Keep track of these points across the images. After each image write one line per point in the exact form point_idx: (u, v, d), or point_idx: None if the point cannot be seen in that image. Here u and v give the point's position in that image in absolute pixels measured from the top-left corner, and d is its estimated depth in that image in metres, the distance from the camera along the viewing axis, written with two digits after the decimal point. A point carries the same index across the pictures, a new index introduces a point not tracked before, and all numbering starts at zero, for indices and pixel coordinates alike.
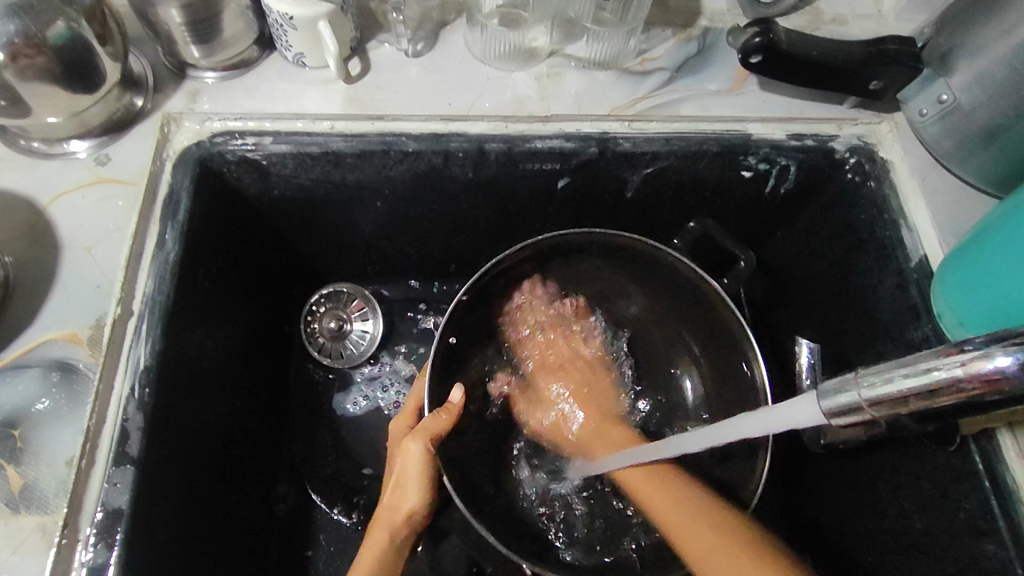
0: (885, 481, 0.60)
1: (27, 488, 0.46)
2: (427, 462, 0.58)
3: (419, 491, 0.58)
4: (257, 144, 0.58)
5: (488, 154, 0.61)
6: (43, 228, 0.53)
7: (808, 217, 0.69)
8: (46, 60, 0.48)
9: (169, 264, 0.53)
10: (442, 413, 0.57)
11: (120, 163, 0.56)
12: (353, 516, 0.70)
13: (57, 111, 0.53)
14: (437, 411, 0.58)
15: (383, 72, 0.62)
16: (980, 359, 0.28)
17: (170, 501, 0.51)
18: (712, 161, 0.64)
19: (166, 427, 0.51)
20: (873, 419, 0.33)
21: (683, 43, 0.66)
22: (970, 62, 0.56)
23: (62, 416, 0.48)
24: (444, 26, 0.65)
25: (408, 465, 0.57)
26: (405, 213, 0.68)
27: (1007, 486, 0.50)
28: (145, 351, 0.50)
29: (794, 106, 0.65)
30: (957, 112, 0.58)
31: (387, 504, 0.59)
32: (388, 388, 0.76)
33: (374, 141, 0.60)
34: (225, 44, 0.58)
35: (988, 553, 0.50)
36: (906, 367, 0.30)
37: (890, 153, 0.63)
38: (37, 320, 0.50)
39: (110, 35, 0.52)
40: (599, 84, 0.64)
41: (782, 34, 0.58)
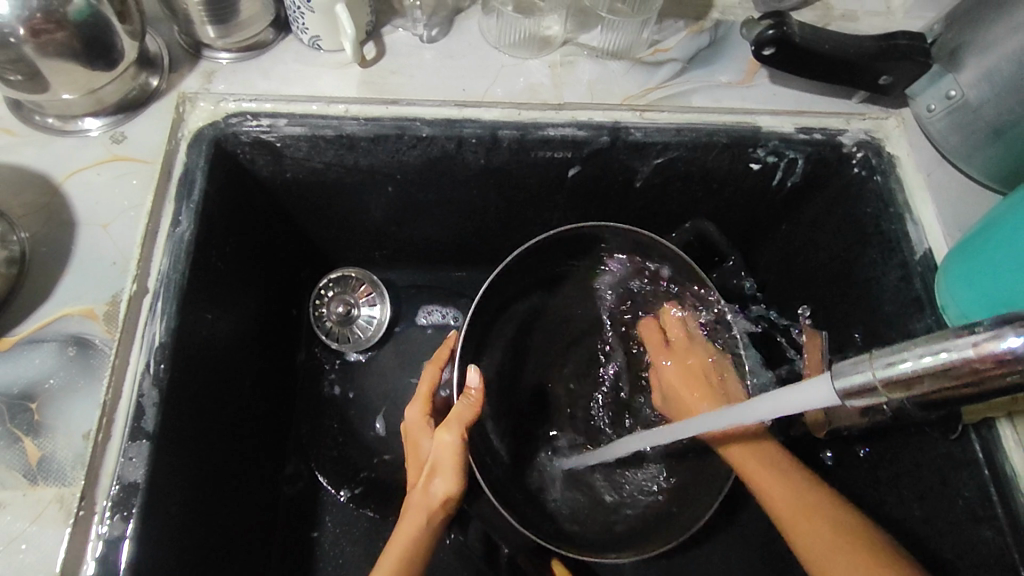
0: (884, 469, 0.61)
1: (44, 459, 0.45)
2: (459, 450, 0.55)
3: (456, 474, 0.54)
4: (272, 125, 0.58)
5: (501, 141, 0.62)
6: (59, 206, 0.54)
7: (813, 211, 0.70)
8: (65, 35, 0.48)
9: (184, 243, 0.53)
10: (466, 399, 0.56)
11: (135, 142, 0.57)
12: (359, 499, 0.71)
13: (73, 88, 0.53)
14: (463, 397, 0.57)
15: (397, 57, 0.62)
16: (991, 340, 0.29)
17: (184, 477, 0.51)
18: (721, 153, 0.65)
19: (180, 404, 0.51)
20: (892, 399, 0.34)
21: (696, 35, 0.66)
22: (979, 59, 0.56)
23: (76, 390, 0.48)
24: (459, 12, 0.65)
25: (442, 450, 0.55)
26: (416, 199, 0.68)
27: (1007, 474, 0.51)
28: (160, 328, 0.50)
29: (803, 100, 0.66)
30: (965, 108, 0.59)
31: (420, 491, 0.55)
32: (394, 373, 0.76)
33: (388, 125, 0.60)
34: (242, 25, 0.58)
35: (986, 539, 0.52)
36: (922, 348, 0.31)
37: (896, 148, 0.64)
38: (53, 294, 0.50)
39: (129, 13, 0.52)
40: (612, 73, 0.65)
41: (795, 28, 0.59)
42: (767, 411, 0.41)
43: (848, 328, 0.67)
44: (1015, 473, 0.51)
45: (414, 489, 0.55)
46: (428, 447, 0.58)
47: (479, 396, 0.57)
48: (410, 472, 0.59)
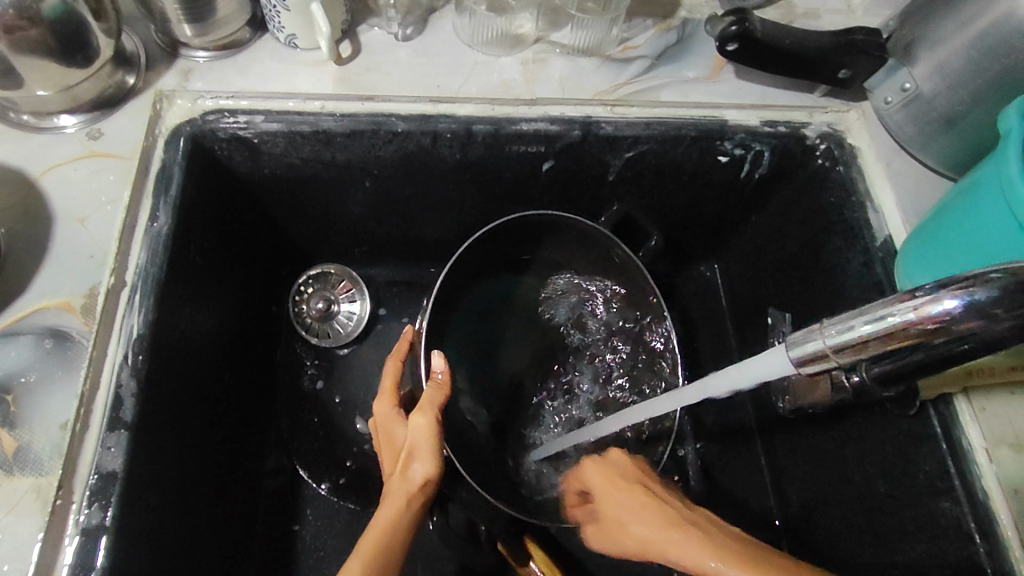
0: (851, 448, 0.63)
1: (21, 450, 0.46)
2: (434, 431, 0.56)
3: (433, 455, 0.55)
4: (249, 122, 0.59)
5: (475, 136, 0.63)
6: (35, 201, 0.54)
7: (780, 202, 0.73)
8: (39, 32, 0.49)
9: (162, 237, 0.54)
10: (433, 382, 0.57)
11: (112, 139, 0.57)
12: (341, 491, 0.72)
13: (49, 85, 0.53)
14: (430, 383, 0.58)
15: (373, 55, 0.64)
16: (930, 303, 0.31)
17: (163, 467, 0.52)
18: (690, 146, 0.67)
19: (158, 397, 0.52)
20: (842, 365, 0.36)
21: (664, 32, 0.68)
22: (930, 53, 0.59)
23: (54, 382, 0.48)
24: (433, 11, 0.67)
25: (417, 434, 0.55)
26: (393, 194, 0.69)
27: (963, 447, 0.54)
28: (138, 320, 0.51)
29: (768, 95, 0.68)
30: (919, 100, 0.61)
31: (399, 478, 0.55)
32: (374, 367, 0.77)
33: (364, 121, 0.61)
34: (218, 24, 0.59)
35: (945, 510, 0.54)
36: (867, 315, 0.33)
37: (857, 140, 0.67)
38: (30, 288, 0.51)
39: (104, 11, 0.53)
40: (583, 70, 0.66)
41: (756, 24, 0.61)
42: (737, 381, 0.41)
43: (813, 315, 0.69)
44: (970, 446, 0.53)
45: (392, 477, 0.55)
46: (403, 434, 0.59)
47: (446, 379, 0.58)
48: (387, 463, 0.60)
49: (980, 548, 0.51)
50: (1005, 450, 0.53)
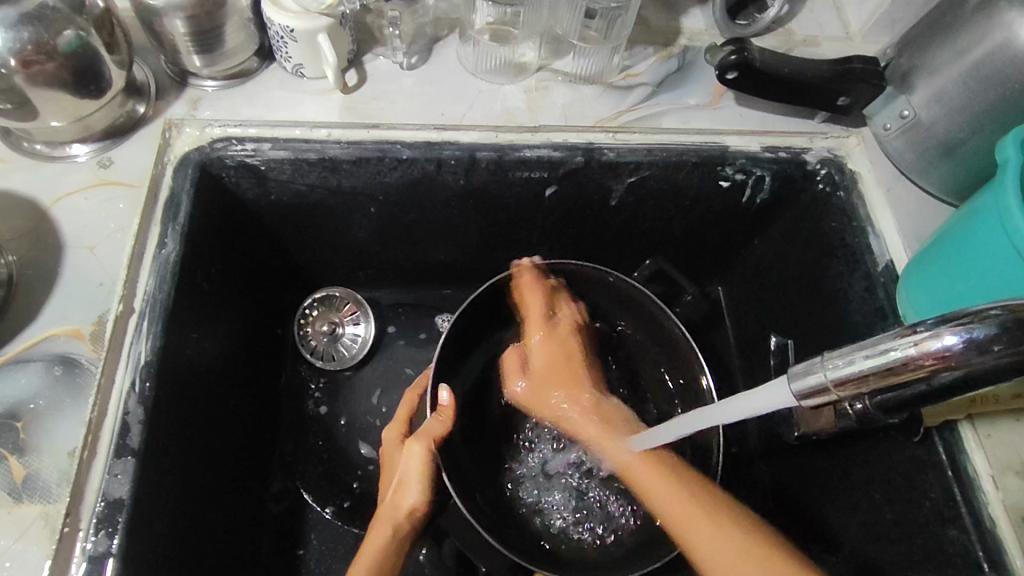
0: (857, 474, 0.63)
1: (29, 477, 0.46)
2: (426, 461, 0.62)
3: (421, 489, 0.62)
4: (257, 150, 0.60)
5: (479, 162, 0.64)
6: (47, 229, 0.55)
7: (782, 225, 0.73)
8: (55, 65, 0.50)
9: (169, 264, 0.54)
10: (438, 414, 0.62)
11: (122, 167, 0.58)
12: (342, 514, 0.71)
13: (62, 115, 0.55)
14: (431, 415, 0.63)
15: (378, 83, 0.65)
16: (930, 339, 0.31)
17: (169, 495, 0.52)
18: (692, 171, 0.68)
19: (165, 424, 0.52)
20: (843, 397, 0.36)
21: (665, 59, 0.70)
22: (927, 81, 0.60)
23: (63, 409, 0.49)
24: (437, 40, 0.68)
25: (411, 465, 0.62)
26: (398, 219, 0.70)
27: (968, 475, 0.53)
28: (146, 346, 0.51)
29: (768, 121, 0.69)
30: (918, 127, 0.62)
31: (390, 502, 0.63)
32: (378, 390, 0.77)
33: (369, 149, 0.62)
34: (227, 54, 0.60)
35: (952, 539, 0.54)
36: (868, 350, 0.33)
37: (858, 165, 0.68)
38: (40, 315, 0.51)
39: (117, 43, 0.55)
40: (585, 97, 0.68)
41: (755, 52, 0.62)
42: (735, 413, 0.42)
43: (816, 338, 0.70)
44: (976, 473, 0.53)
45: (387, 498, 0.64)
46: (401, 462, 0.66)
47: (449, 413, 0.63)
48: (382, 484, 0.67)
49: None
50: (1012, 478, 0.53)
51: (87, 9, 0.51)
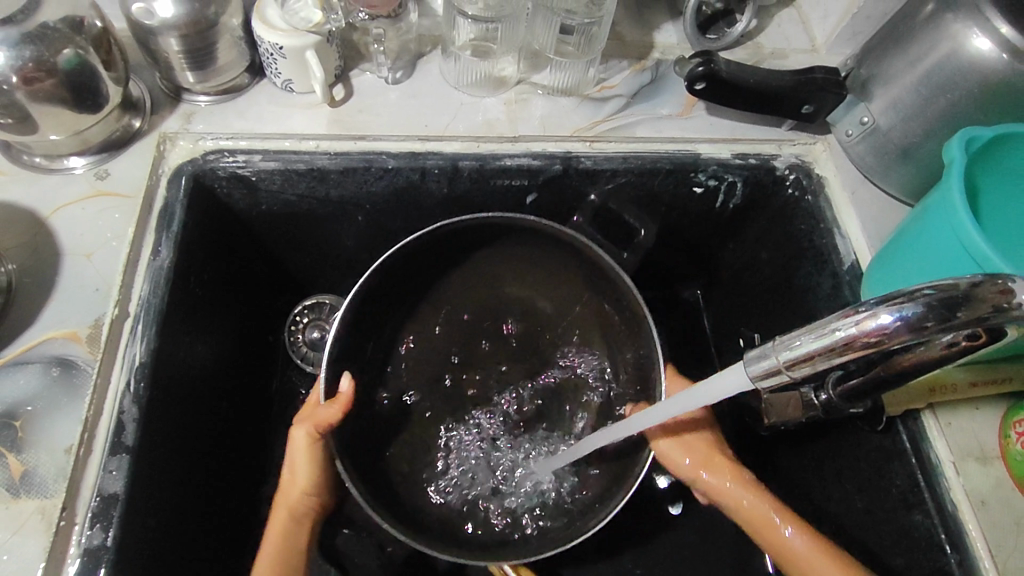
0: (829, 465, 0.65)
1: (27, 473, 0.48)
2: (312, 445, 0.60)
3: (310, 470, 0.60)
4: (247, 161, 0.63)
5: (462, 171, 0.67)
6: (46, 238, 0.57)
7: (755, 229, 0.76)
8: (54, 82, 0.53)
9: (163, 271, 0.57)
10: (335, 404, 0.58)
11: (118, 178, 0.61)
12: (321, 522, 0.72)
13: (61, 129, 0.57)
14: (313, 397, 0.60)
15: (364, 97, 0.68)
16: (869, 318, 0.33)
17: (161, 491, 0.53)
18: (666, 178, 0.71)
19: (158, 424, 0.53)
20: (795, 380, 0.38)
21: (638, 72, 0.73)
22: (884, 90, 0.64)
23: (58, 408, 0.51)
24: (420, 56, 0.71)
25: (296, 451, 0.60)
26: (385, 226, 0.72)
27: (931, 462, 0.56)
28: (140, 348, 0.53)
29: (738, 129, 0.72)
30: (877, 133, 0.66)
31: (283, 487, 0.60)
32: None
33: (356, 159, 0.65)
34: (218, 71, 0.63)
35: (917, 523, 0.56)
36: (813, 332, 0.35)
37: (824, 170, 0.71)
38: (38, 320, 0.54)
39: (114, 61, 0.57)
40: (562, 108, 0.71)
41: (722, 64, 0.65)
42: (690, 404, 0.45)
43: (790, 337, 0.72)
44: (938, 460, 0.56)
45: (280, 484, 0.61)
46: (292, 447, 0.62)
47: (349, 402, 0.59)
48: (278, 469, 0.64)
49: (950, 558, 0.53)
50: (970, 463, 0.56)
51: (85, 29, 0.54)
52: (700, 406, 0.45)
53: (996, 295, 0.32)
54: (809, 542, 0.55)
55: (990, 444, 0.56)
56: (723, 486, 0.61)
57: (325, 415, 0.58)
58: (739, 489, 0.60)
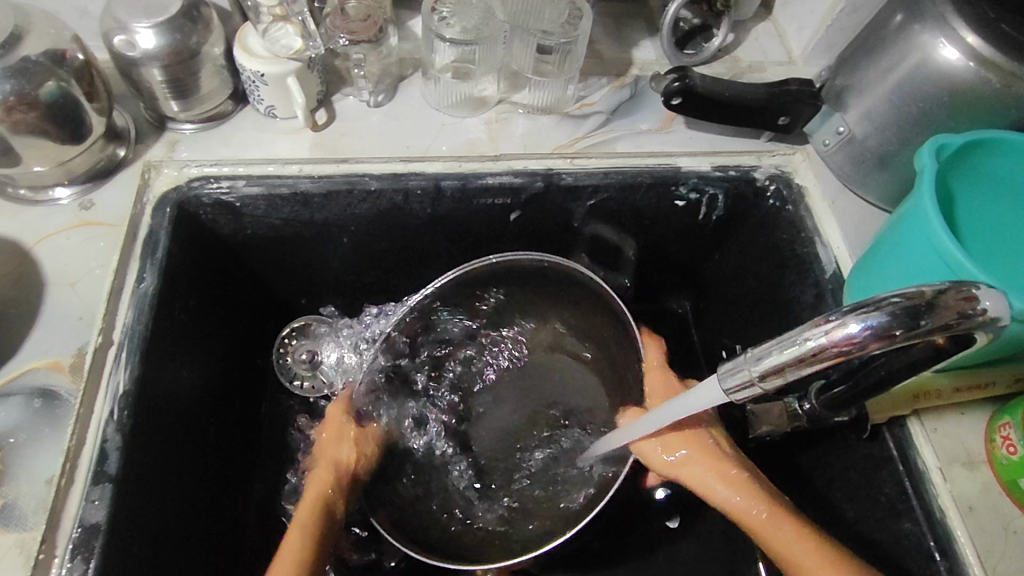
0: (819, 474, 0.65)
1: (6, 506, 0.48)
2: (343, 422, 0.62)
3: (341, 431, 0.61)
4: (232, 187, 0.64)
5: (444, 191, 0.68)
6: (31, 268, 0.58)
7: (739, 241, 0.77)
8: (37, 115, 0.54)
9: (148, 298, 0.57)
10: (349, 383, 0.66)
11: (102, 208, 0.61)
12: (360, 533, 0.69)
13: (45, 160, 0.58)
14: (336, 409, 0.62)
15: (347, 121, 0.69)
16: (838, 327, 0.33)
17: (145, 520, 0.53)
18: (647, 192, 0.71)
19: (142, 451, 0.53)
20: (768, 390, 0.38)
21: (618, 89, 0.75)
22: (858, 100, 0.64)
23: (40, 440, 0.51)
24: (402, 79, 0.73)
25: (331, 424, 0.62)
26: (371, 248, 0.73)
27: (918, 469, 0.56)
28: (124, 376, 0.53)
29: (717, 142, 0.73)
30: (853, 142, 0.66)
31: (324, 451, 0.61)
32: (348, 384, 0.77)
33: (339, 182, 0.66)
34: (201, 99, 0.64)
35: (906, 530, 0.56)
36: (783, 343, 0.35)
37: (805, 179, 0.72)
38: (22, 350, 0.54)
39: (97, 92, 0.58)
40: (543, 126, 0.72)
41: (697, 79, 0.67)
42: (680, 410, 0.45)
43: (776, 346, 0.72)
44: (925, 466, 0.56)
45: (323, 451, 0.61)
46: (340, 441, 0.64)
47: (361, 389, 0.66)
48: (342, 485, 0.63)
49: (940, 566, 0.53)
50: (958, 469, 0.56)
51: (67, 62, 0.55)
52: (688, 413, 0.45)
53: (961, 302, 0.32)
54: (819, 555, 0.49)
55: (977, 449, 0.57)
56: (710, 487, 0.54)
57: (348, 449, 0.60)
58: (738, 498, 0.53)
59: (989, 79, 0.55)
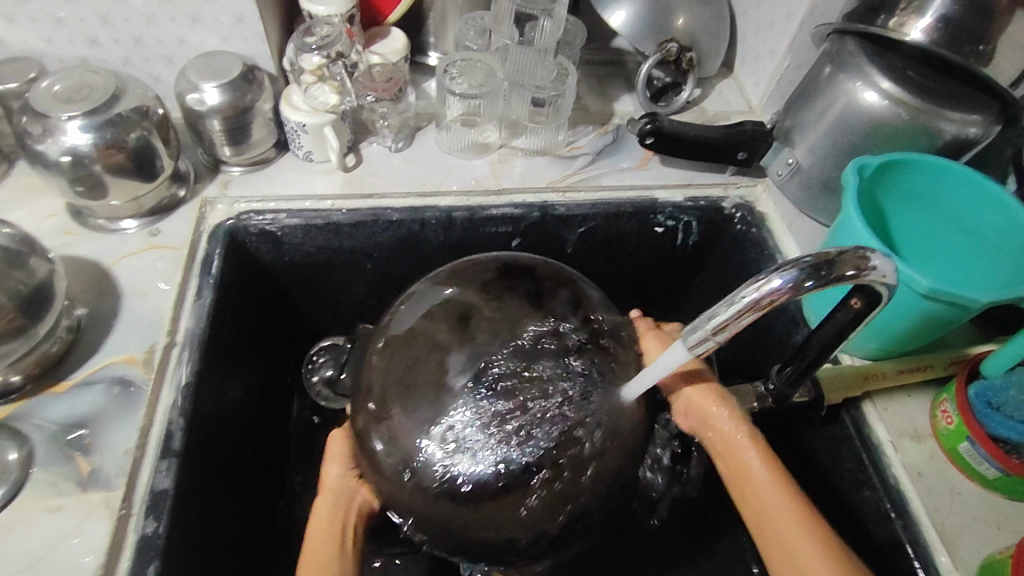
0: (798, 461, 0.74)
1: (93, 471, 0.56)
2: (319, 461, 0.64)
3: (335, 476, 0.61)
4: (275, 219, 0.75)
5: (456, 221, 0.79)
6: (108, 283, 0.68)
7: (714, 262, 0.87)
8: (123, 156, 0.66)
9: (206, 306, 0.67)
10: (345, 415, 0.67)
11: (167, 234, 0.73)
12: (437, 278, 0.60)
13: (123, 196, 0.70)
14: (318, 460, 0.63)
15: (372, 163, 0.82)
16: (766, 284, 0.43)
17: (202, 492, 0.60)
18: (630, 220, 0.82)
19: (200, 436, 0.62)
20: (719, 343, 0.47)
21: (601, 135, 0.88)
22: (802, 138, 0.77)
23: (119, 418, 0.59)
24: (418, 129, 0.86)
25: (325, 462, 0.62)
26: (390, 274, 0.84)
27: (873, 443, 0.64)
28: (186, 371, 0.62)
29: (690, 176, 0.85)
30: (801, 172, 0.79)
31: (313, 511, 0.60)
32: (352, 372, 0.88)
33: (365, 214, 0.77)
34: (251, 146, 0.77)
35: (868, 498, 0.64)
36: (724, 303, 0.45)
37: (766, 208, 0.82)
38: (103, 348, 0.64)
39: (169, 140, 0.70)
40: (538, 166, 0.84)
41: (665, 121, 0.80)
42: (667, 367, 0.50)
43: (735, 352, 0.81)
44: (877, 440, 0.64)
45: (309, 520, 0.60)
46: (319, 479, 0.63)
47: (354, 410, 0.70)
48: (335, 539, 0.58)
49: (896, 524, 0.60)
50: (906, 441, 0.64)
51: (150, 116, 0.67)
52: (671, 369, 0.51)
53: (856, 260, 0.44)
54: (773, 482, 0.53)
55: (923, 424, 0.65)
56: (693, 399, 0.60)
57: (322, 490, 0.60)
58: (722, 418, 0.58)
59: (900, 113, 0.68)
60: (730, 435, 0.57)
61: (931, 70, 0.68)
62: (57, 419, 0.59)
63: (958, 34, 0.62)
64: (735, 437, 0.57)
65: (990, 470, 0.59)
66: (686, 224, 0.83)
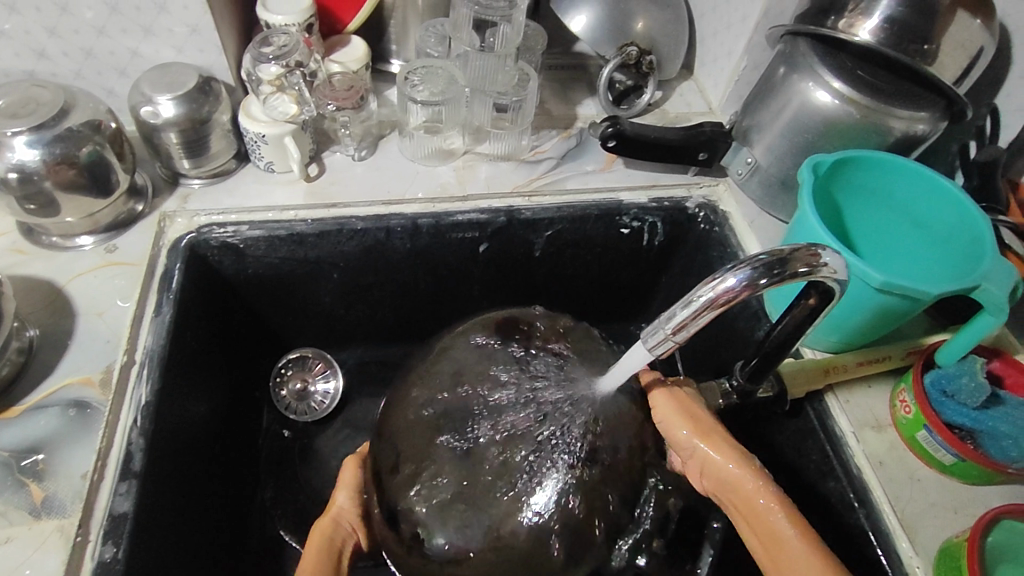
0: (766, 454, 0.75)
1: (48, 497, 0.55)
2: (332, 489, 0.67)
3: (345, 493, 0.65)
4: (236, 231, 0.74)
5: (421, 228, 0.79)
6: (63, 303, 0.66)
7: (680, 261, 0.88)
8: (75, 172, 0.65)
9: (165, 322, 0.65)
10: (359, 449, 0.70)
11: (125, 250, 0.71)
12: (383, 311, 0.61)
13: (77, 212, 0.68)
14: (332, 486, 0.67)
15: (334, 172, 0.81)
16: (722, 282, 0.44)
17: (164, 513, 0.59)
18: (596, 222, 0.83)
19: (161, 456, 0.60)
20: (679, 343, 0.48)
21: (565, 139, 0.88)
22: (760, 137, 0.78)
23: (75, 442, 0.58)
24: (381, 137, 0.86)
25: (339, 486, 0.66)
26: (357, 285, 0.83)
27: (835, 434, 0.65)
28: (145, 389, 0.61)
29: (654, 178, 0.86)
30: (760, 170, 0.80)
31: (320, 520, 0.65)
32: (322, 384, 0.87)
33: (330, 223, 0.76)
34: (209, 158, 0.76)
35: (833, 489, 0.65)
36: (682, 302, 0.46)
37: (728, 207, 0.84)
38: (57, 369, 0.62)
39: (124, 154, 0.69)
40: (502, 171, 0.84)
41: (626, 124, 0.80)
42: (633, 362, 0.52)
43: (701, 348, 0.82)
44: (840, 430, 0.65)
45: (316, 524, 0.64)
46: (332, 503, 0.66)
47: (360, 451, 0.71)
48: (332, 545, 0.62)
49: (859, 513, 0.62)
50: (868, 431, 0.65)
51: (102, 130, 0.66)
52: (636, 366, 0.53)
53: (808, 258, 0.45)
54: (807, 542, 0.53)
55: (883, 414, 0.66)
56: (710, 459, 0.59)
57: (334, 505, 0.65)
58: (744, 475, 0.57)
59: (851, 112, 0.69)
60: (750, 492, 0.56)
61: (880, 70, 0.69)
62: (10, 445, 0.57)
63: (902, 34, 0.63)
64: (755, 493, 0.56)
65: (946, 456, 0.60)
66: (651, 224, 0.84)
